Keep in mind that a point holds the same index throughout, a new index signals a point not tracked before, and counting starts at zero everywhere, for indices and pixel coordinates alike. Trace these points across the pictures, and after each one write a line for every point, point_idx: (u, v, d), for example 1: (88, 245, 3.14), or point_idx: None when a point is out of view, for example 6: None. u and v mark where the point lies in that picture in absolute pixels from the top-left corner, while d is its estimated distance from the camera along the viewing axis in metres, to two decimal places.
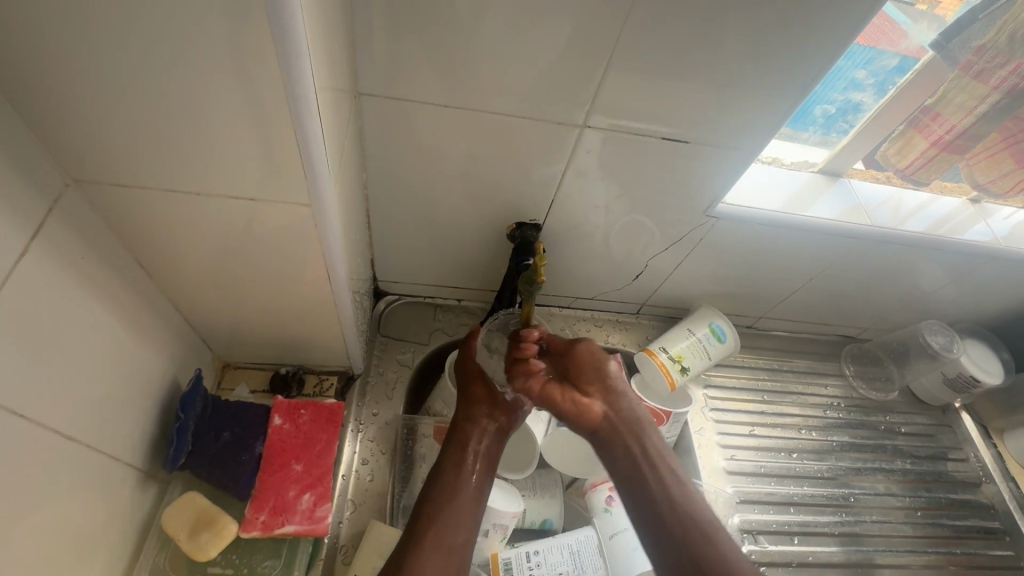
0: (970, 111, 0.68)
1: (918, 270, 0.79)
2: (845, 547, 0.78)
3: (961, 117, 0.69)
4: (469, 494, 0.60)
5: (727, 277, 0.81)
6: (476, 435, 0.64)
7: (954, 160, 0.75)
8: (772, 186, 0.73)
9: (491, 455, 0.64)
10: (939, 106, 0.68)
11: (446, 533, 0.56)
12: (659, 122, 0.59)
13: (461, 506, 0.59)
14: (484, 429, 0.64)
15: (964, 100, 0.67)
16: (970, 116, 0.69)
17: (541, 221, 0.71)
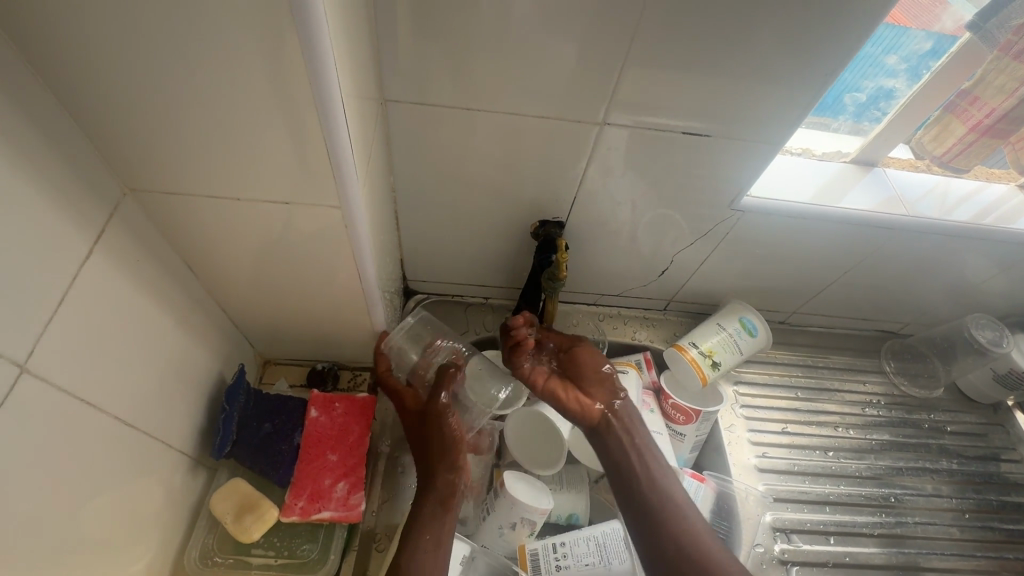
0: (1011, 93, 0.65)
1: (962, 261, 0.76)
2: (884, 549, 0.75)
3: (1001, 100, 0.65)
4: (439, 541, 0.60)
5: (756, 272, 0.80)
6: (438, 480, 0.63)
7: (996, 145, 0.71)
8: (803, 177, 0.71)
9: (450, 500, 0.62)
10: (977, 89, 0.65)
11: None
12: (680, 117, 0.59)
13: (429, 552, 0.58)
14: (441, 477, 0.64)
15: (1004, 83, 0.64)
16: (1012, 98, 0.65)
17: (564, 219, 0.72)
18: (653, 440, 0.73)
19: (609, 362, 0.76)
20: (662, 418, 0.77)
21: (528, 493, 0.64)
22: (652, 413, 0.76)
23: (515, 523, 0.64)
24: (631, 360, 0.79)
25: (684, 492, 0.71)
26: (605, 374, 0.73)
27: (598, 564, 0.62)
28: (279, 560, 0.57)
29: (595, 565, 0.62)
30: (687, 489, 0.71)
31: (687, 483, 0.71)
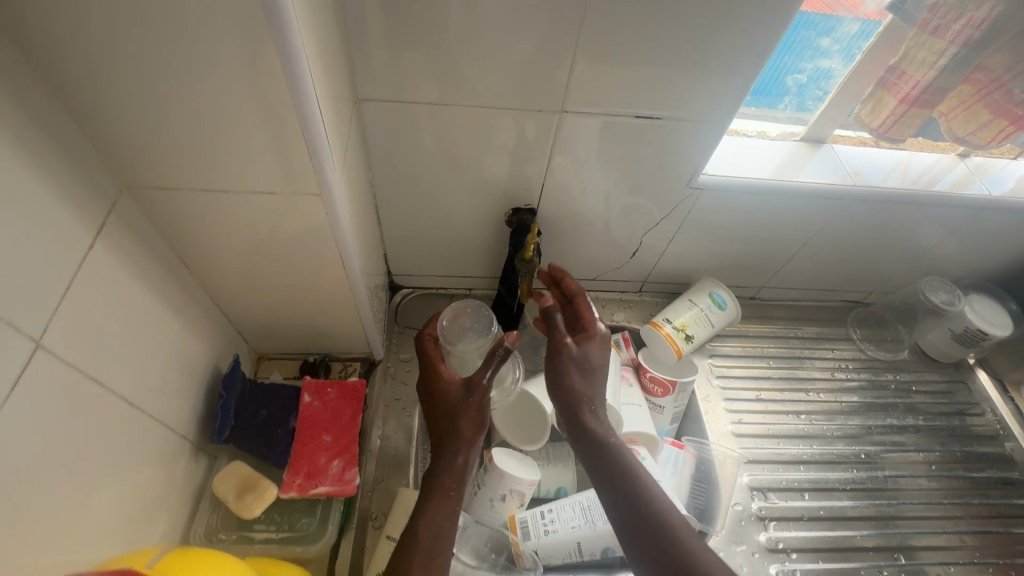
0: (932, 65, 0.68)
1: (911, 227, 0.81)
2: (857, 501, 0.79)
3: (924, 72, 0.69)
4: (457, 470, 0.60)
5: (721, 249, 0.85)
6: (454, 412, 0.62)
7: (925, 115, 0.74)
8: (757, 156, 0.75)
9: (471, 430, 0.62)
10: (903, 64, 0.68)
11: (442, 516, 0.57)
12: (633, 102, 0.63)
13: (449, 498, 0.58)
14: (461, 408, 0.62)
15: (925, 56, 0.68)
16: (932, 70, 0.69)
17: (536, 205, 0.76)
18: (633, 411, 0.77)
19: None
20: (641, 391, 0.82)
21: (516, 464, 0.69)
22: (631, 387, 0.80)
23: (505, 495, 0.68)
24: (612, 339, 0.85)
25: (663, 461, 0.75)
26: None
27: (584, 526, 0.65)
28: (280, 534, 0.60)
29: (581, 527, 0.65)
30: (667, 456, 0.75)
31: (667, 451, 0.75)
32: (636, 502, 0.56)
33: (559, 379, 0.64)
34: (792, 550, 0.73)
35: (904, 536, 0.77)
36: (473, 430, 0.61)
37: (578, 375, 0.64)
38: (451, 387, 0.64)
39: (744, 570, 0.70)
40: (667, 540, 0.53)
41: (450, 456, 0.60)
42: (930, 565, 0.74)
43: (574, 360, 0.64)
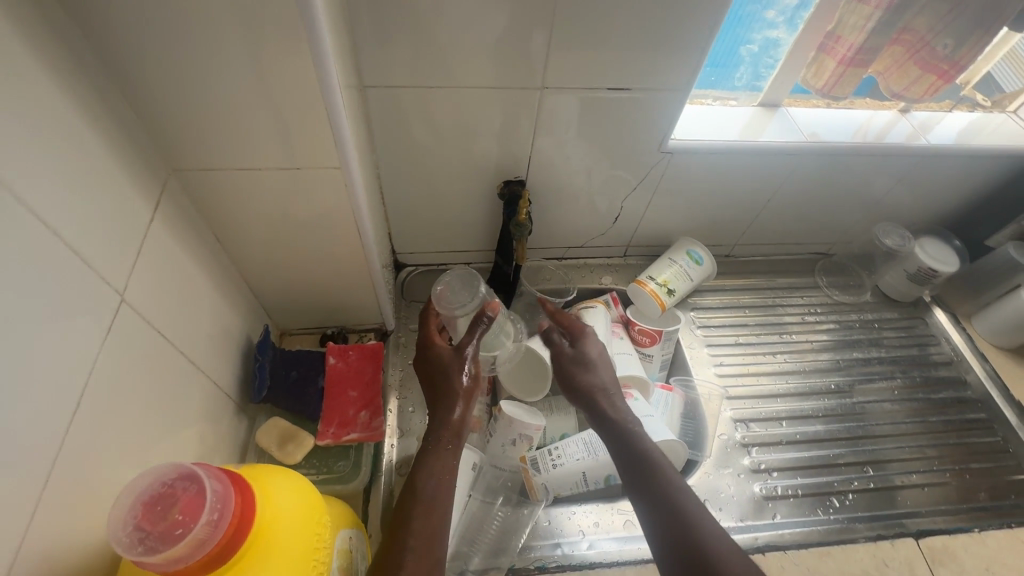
0: (863, 29, 0.77)
1: (862, 178, 0.90)
2: (828, 423, 0.88)
3: (856, 35, 0.78)
4: (452, 426, 0.64)
5: (696, 210, 0.93)
6: (451, 373, 0.67)
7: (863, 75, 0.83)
8: (720, 121, 0.84)
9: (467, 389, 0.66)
10: (838, 30, 0.77)
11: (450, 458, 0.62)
12: (610, 78, 0.70)
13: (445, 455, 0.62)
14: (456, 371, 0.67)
15: (857, 21, 0.77)
16: (864, 33, 0.77)
17: (524, 176, 0.83)
18: (624, 359, 0.85)
19: (578, 304, 0.92)
20: (631, 343, 0.89)
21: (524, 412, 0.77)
22: (622, 340, 0.87)
23: (515, 440, 0.76)
24: (603, 299, 0.93)
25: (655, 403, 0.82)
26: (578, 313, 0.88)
27: (587, 457, 0.73)
28: (320, 476, 0.67)
29: (585, 458, 0.73)
30: (659, 398, 0.83)
31: (659, 394, 0.83)
32: (630, 451, 0.65)
33: (567, 380, 0.75)
34: (774, 469, 0.82)
35: (873, 452, 0.86)
36: (466, 384, 0.66)
37: (579, 373, 0.75)
38: (440, 349, 0.70)
39: (732, 488, 0.78)
40: (655, 478, 0.62)
41: (444, 412, 0.65)
42: (896, 474, 0.83)
43: (573, 360, 0.76)
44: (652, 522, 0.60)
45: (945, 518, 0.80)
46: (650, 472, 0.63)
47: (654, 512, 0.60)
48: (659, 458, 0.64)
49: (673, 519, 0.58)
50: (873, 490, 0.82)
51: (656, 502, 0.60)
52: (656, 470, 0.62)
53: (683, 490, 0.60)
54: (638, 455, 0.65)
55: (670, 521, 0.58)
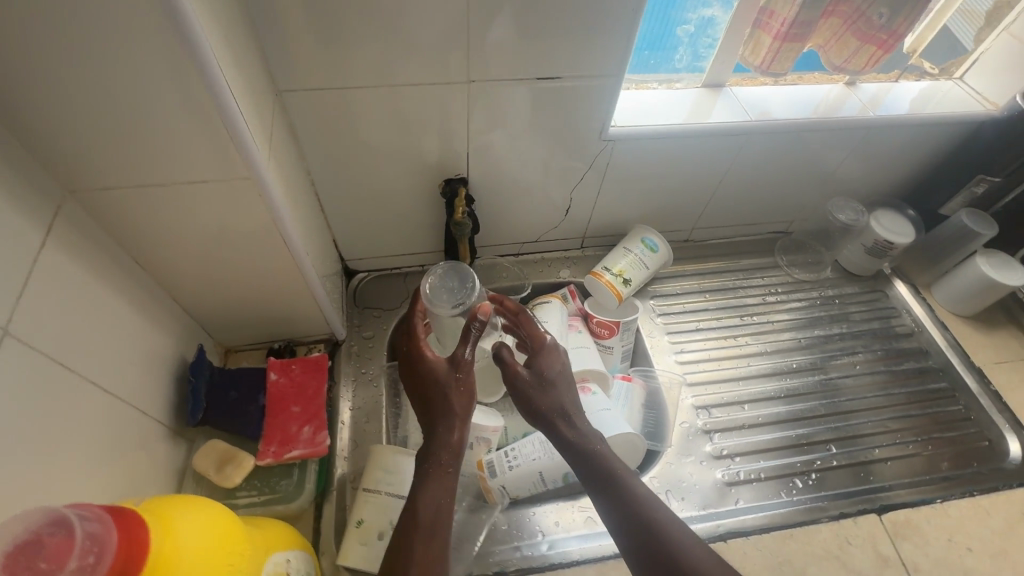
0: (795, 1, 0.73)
1: (811, 153, 0.89)
2: (790, 403, 0.87)
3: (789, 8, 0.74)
4: (452, 448, 0.62)
5: (648, 197, 0.92)
6: (442, 391, 0.64)
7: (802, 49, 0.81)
8: (663, 103, 0.82)
9: (465, 408, 0.64)
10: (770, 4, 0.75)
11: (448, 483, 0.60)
12: (539, 66, 0.67)
13: (439, 478, 0.60)
14: (450, 388, 0.64)
15: None
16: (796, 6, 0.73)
17: (465, 173, 0.80)
18: (582, 353, 0.84)
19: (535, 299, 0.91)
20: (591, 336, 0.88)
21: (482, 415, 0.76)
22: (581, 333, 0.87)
23: (472, 443, 0.75)
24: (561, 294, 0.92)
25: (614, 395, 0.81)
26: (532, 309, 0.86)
27: (543, 458, 0.71)
28: (261, 497, 0.64)
29: (541, 459, 0.71)
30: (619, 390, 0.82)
31: (618, 385, 0.82)
32: (589, 466, 0.63)
33: (524, 402, 0.68)
34: (737, 454, 0.81)
35: (836, 429, 0.85)
36: (463, 406, 0.64)
37: (536, 396, 0.67)
38: (439, 364, 0.65)
39: (694, 477, 0.77)
40: (621, 492, 0.60)
41: (448, 434, 0.62)
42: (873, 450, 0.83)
43: (528, 381, 0.68)
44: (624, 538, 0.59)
45: (913, 488, 0.79)
46: (614, 487, 0.61)
47: (626, 526, 0.59)
48: (619, 469, 0.62)
49: (646, 534, 0.57)
50: (845, 468, 0.81)
51: (627, 517, 0.59)
52: (621, 483, 0.61)
53: (650, 503, 0.60)
54: (600, 469, 0.62)
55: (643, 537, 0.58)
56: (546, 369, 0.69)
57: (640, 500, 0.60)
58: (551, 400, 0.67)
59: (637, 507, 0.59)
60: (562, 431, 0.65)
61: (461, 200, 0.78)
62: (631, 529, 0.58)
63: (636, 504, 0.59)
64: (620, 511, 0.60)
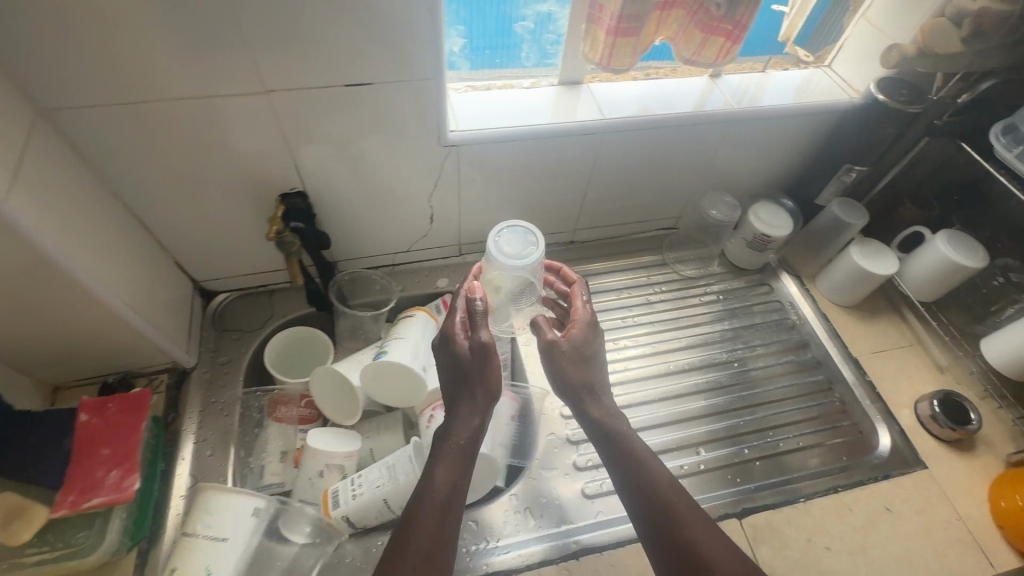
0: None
1: (678, 149, 0.87)
2: (664, 404, 0.85)
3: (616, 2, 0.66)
4: (457, 445, 0.60)
5: (515, 200, 0.88)
6: (486, 365, 0.62)
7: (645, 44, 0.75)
8: (512, 103, 0.78)
9: (489, 388, 0.62)
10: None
11: (459, 476, 0.58)
12: (348, 72, 0.63)
13: (455, 465, 0.59)
14: (490, 363, 0.62)
15: None
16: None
17: (301, 186, 0.74)
18: None
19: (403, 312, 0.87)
20: None
21: (333, 440, 0.75)
22: None
23: (323, 471, 0.73)
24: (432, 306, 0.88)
25: None
26: (397, 322, 0.83)
27: (387, 483, 0.68)
28: (56, 552, 0.61)
29: (384, 485, 0.69)
30: None
31: None
32: (620, 445, 0.62)
33: (558, 375, 0.64)
34: None
35: (708, 430, 0.83)
36: (489, 390, 0.62)
37: (574, 369, 0.64)
38: (460, 349, 0.63)
39: (555, 491, 0.75)
40: (647, 474, 0.59)
41: (465, 424, 0.61)
42: (787, 440, 0.82)
43: (567, 355, 0.64)
44: (644, 523, 0.57)
45: (823, 480, 0.78)
46: (632, 469, 0.60)
47: (647, 509, 0.58)
48: (643, 450, 0.61)
49: (667, 514, 0.56)
50: (758, 460, 0.80)
51: (654, 498, 0.58)
52: (648, 463, 0.60)
53: (676, 486, 0.59)
54: (627, 449, 0.61)
55: (664, 519, 0.56)
56: (582, 345, 0.65)
57: (664, 480, 0.59)
58: (577, 380, 0.64)
59: (654, 488, 0.58)
60: (588, 410, 0.64)
61: (279, 215, 0.72)
62: (649, 511, 0.57)
63: (659, 487, 0.58)
64: (643, 494, 0.58)
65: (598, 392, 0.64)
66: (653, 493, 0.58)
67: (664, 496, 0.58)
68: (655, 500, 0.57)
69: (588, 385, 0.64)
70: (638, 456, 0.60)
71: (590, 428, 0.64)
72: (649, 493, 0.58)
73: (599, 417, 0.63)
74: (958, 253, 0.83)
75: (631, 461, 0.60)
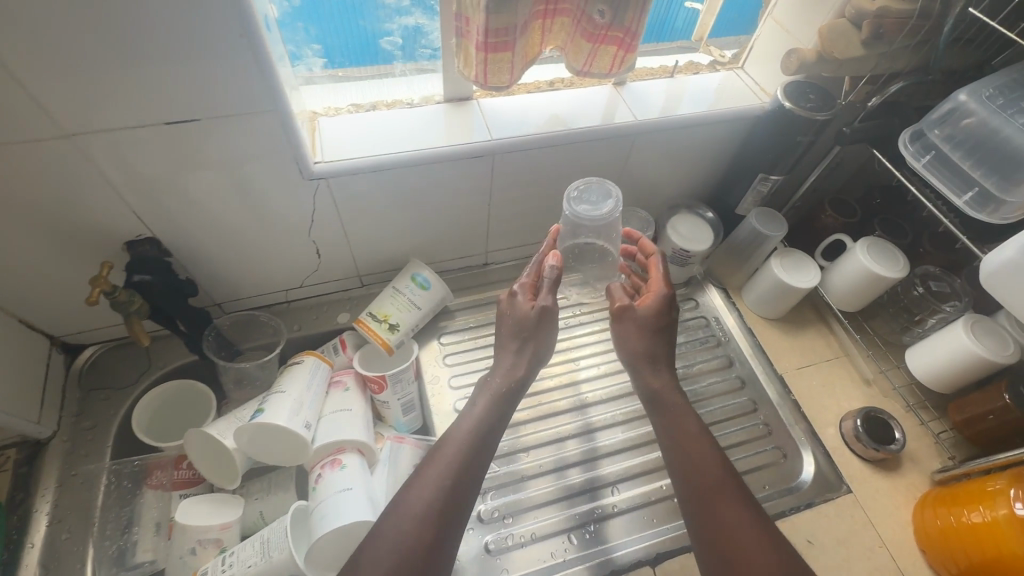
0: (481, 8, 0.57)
1: (586, 165, 0.81)
2: (578, 441, 0.79)
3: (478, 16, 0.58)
4: (489, 396, 0.65)
5: (412, 228, 0.81)
6: (523, 328, 0.67)
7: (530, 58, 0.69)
8: (390, 127, 0.71)
9: (535, 344, 0.67)
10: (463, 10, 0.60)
11: (478, 454, 0.61)
12: (169, 108, 0.54)
13: (480, 441, 0.62)
14: (523, 328, 0.67)
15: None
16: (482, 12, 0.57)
17: (148, 232, 0.66)
18: (340, 417, 0.74)
19: (293, 357, 0.79)
20: (361, 392, 0.79)
21: (207, 511, 0.67)
22: (347, 392, 0.77)
23: (196, 547, 0.66)
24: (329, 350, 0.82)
25: (382, 461, 0.75)
26: (283, 371, 0.76)
27: (259, 563, 0.63)
28: None
29: (256, 565, 0.63)
30: (388, 455, 0.75)
31: (387, 449, 0.76)
32: (665, 418, 0.67)
33: (626, 330, 0.69)
34: (515, 512, 0.73)
35: (624, 466, 0.78)
36: (527, 348, 0.67)
37: (637, 335, 0.68)
38: (523, 309, 0.67)
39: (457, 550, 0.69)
40: (688, 450, 0.64)
41: (505, 369, 0.67)
42: (737, 461, 0.77)
43: (639, 318, 0.68)
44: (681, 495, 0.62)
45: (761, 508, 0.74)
46: (675, 444, 0.65)
47: (683, 483, 0.62)
48: (695, 429, 0.65)
49: (704, 492, 0.60)
50: None
51: (692, 474, 0.62)
52: (694, 443, 0.64)
53: (723, 467, 0.62)
54: (674, 421, 0.66)
55: (697, 495, 0.60)
56: (655, 317, 0.68)
57: (709, 460, 0.62)
58: (636, 346, 0.68)
59: (694, 465, 0.62)
60: (645, 378, 0.68)
61: (104, 275, 0.62)
62: (686, 485, 0.62)
63: (707, 465, 0.62)
64: (684, 467, 0.63)
65: (658, 362, 0.68)
66: (693, 470, 0.62)
67: (706, 474, 0.61)
68: (693, 474, 0.62)
69: (649, 356, 0.68)
70: (690, 436, 0.65)
71: (647, 398, 0.69)
72: (691, 467, 0.62)
73: (659, 389, 0.68)
74: (878, 264, 0.79)
75: (672, 435, 0.66)
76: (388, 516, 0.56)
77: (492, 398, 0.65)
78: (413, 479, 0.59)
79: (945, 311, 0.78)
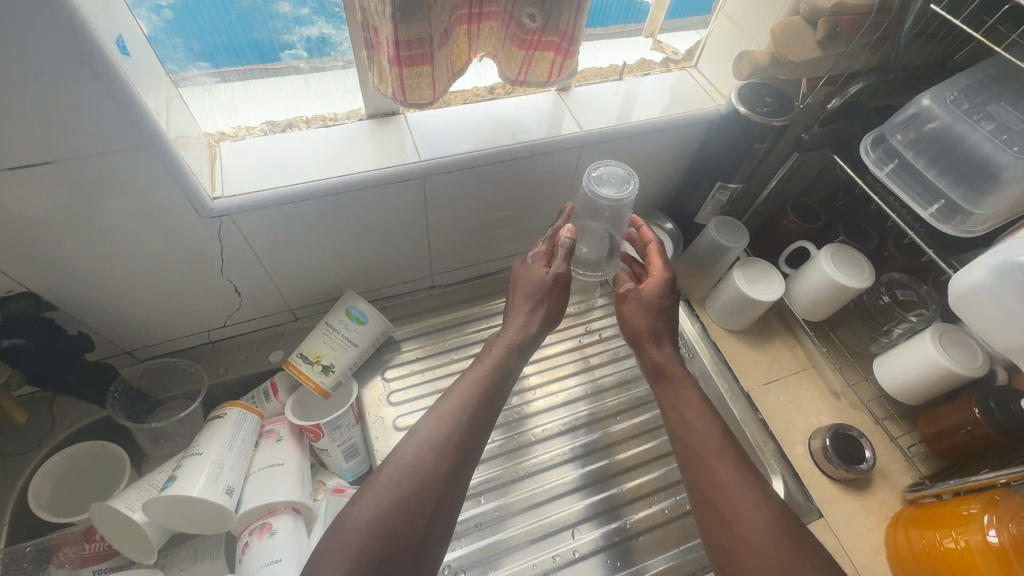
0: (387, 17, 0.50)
1: (530, 181, 0.74)
2: (535, 480, 0.74)
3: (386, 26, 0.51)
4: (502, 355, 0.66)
5: (342, 257, 0.74)
6: (529, 292, 0.67)
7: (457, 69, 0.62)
8: (304, 150, 0.63)
9: (551, 304, 0.67)
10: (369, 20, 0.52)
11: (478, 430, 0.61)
12: (15, 150, 0.45)
13: (488, 405, 0.63)
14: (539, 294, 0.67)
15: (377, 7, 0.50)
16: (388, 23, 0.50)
17: (20, 286, 0.57)
18: (269, 474, 0.67)
19: (216, 409, 0.71)
20: (295, 442, 0.72)
21: None
22: (278, 444, 0.70)
23: None
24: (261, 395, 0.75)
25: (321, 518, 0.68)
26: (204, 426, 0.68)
27: None
28: None
29: None
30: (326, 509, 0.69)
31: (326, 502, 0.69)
32: (664, 391, 0.65)
33: (623, 313, 0.68)
34: (468, 567, 0.67)
35: (586, 505, 0.72)
36: (540, 312, 0.67)
37: (632, 315, 0.67)
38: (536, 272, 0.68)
39: None
40: (682, 423, 0.62)
41: (517, 326, 0.67)
42: None
43: (635, 302, 0.67)
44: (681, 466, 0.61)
45: None
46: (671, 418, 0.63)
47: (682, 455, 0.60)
48: (686, 401, 0.63)
49: (697, 462, 0.59)
50: (654, 528, 0.71)
51: (686, 447, 0.60)
52: (688, 414, 0.62)
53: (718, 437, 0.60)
54: (667, 395, 0.64)
55: (692, 467, 0.59)
56: (659, 298, 0.67)
57: (700, 431, 0.60)
58: (638, 324, 0.67)
59: (689, 438, 0.60)
60: (650, 352, 0.66)
61: None
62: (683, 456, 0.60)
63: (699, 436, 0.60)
64: (680, 440, 0.61)
65: (659, 336, 0.66)
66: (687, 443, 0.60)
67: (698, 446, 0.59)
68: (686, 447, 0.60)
69: (651, 331, 0.66)
70: (682, 406, 0.63)
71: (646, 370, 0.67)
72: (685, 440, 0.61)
73: (651, 362, 0.66)
74: (843, 273, 0.75)
75: (669, 409, 0.64)
76: (375, 476, 0.56)
77: (495, 362, 0.65)
78: (405, 441, 0.59)
79: (912, 320, 0.75)
